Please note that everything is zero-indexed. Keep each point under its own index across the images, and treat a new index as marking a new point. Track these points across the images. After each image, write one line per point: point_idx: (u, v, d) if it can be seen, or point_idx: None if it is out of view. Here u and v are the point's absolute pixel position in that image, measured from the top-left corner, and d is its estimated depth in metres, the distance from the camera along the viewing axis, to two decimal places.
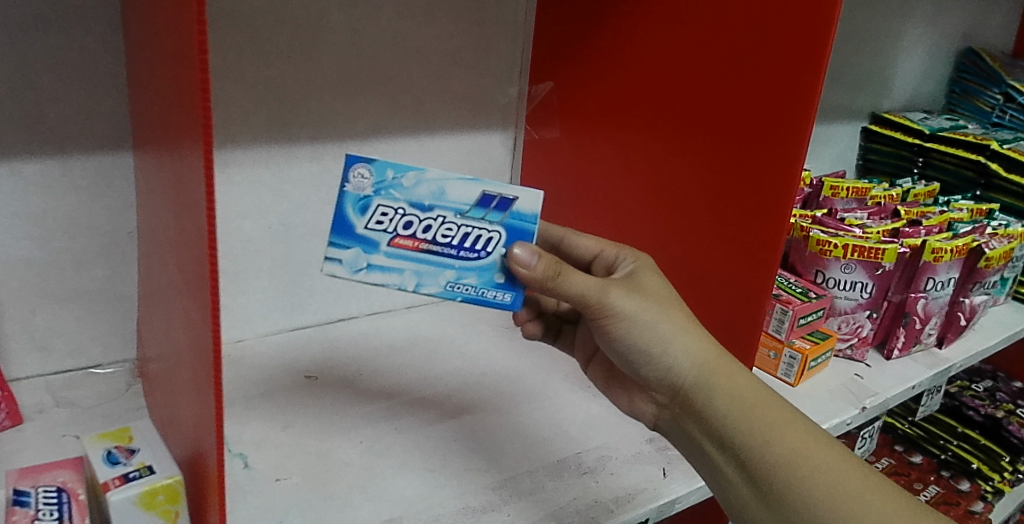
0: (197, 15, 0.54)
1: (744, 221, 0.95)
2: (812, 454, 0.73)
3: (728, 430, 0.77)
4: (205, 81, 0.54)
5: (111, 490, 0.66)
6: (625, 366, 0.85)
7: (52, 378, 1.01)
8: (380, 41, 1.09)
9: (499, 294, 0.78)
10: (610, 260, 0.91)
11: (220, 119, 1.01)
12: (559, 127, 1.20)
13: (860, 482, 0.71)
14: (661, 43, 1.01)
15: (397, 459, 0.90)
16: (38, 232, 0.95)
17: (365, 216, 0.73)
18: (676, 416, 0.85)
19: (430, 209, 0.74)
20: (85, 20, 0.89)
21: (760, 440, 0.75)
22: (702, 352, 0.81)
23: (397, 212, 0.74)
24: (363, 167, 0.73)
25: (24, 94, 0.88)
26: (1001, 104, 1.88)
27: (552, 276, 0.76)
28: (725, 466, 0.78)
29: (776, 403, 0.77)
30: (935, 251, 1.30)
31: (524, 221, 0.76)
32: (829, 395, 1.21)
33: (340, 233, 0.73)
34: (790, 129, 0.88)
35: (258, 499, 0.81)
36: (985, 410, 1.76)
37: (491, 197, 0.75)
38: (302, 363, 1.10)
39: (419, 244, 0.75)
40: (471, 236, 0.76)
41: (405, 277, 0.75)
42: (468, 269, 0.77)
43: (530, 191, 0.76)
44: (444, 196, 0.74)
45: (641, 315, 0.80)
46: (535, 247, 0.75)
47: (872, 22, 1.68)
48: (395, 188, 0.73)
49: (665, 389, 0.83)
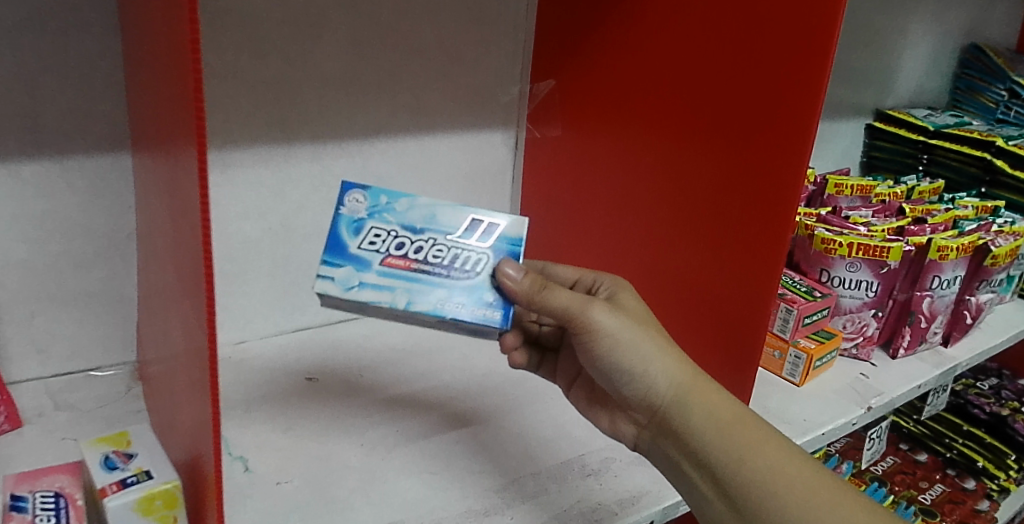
0: (188, 14, 0.53)
1: (737, 240, 0.95)
2: (785, 471, 0.73)
3: (703, 446, 0.77)
4: (197, 81, 0.54)
5: (108, 496, 0.66)
6: (606, 386, 0.84)
7: (52, 381, 1.00)
8: (380, 39, 1.08)
9: (488, 311, 0.74)
10: (589, 286, 0.92)
11: (219, 120, 1.00)
12: (559, 124, 1.20)
13: (833, 496, 0.71)
14: (660, 54, 1.01)
15: (399, 463, 0.89)
16: (36, 234, 0.94)
17: (358, 237, 0.74)
18: (654, 436, 0.84)
19: (422, 231, 0.76)
20: (82, 21, 0.88)
21: (735, 458, 0.74)
22: (681, 372, 0.80)
23: (389, 233, 0.75)
24: (358, 193, 0.76)
25: (21, 96, 0.87)
26: (1006, 100, 1.86)
27: (537, 292, 0.76)
28: (701, 483, 0.77)
29: (752, 421, 0.77)
30: (941, 249, 1.29)
31: (510, 244, 0.77)
32: (835, 396, 1.20)
33: (333, 253, 0.73)
34: (790, 146, 0.88)
35: (258, 503, 0.81)
36: (989, 408, 1.74)
37: (478, 222, 0.78)
38: (302, 365, 1.09)
39: (411, 264, 0.75)
40: (461, 258, 0.76)
41: (396, 295, 0.73)
42: (458, 288, 0.75)
43: (514, 218, 0.79)
44: (434, 220, 0.77)
45: (623, 332, 0.80)
46: (522, 264, 0.76)
47: (875, 19, 1.66)
48: (388, 212, 0.76)
49: (643, 409, 0.83)
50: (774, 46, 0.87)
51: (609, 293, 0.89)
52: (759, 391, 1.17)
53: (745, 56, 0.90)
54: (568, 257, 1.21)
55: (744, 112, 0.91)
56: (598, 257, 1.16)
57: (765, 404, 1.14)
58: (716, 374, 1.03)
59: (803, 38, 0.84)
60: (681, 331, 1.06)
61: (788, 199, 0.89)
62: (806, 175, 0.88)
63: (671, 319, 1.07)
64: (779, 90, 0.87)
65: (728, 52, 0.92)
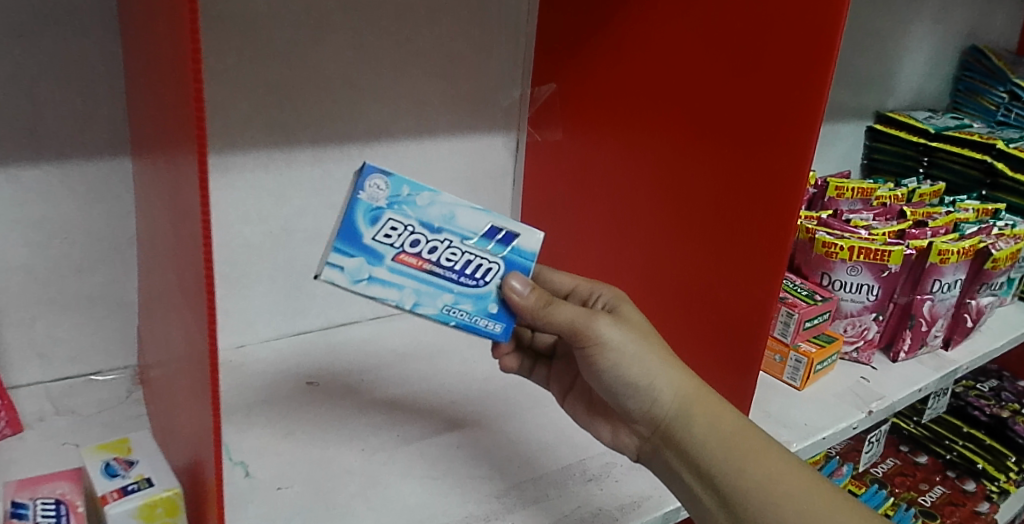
0: (189, 22, 0.53)
1: (736, 251, 0.95)
2: (787, 482, 0.74)
3: (705, 456, 0.77)
4: (199, 91, 0.54)
5: (109, 503, 0.65)
6: (608, 398, 0.84)
7: (53, 385, 1.00)
8: (381, 42, 1.08)
9: (490, 323, 0.77)
10: (586, 296, 0.91)
11: (220, 124, 1.00)
12: (560, 126, 1.19)
13: (830, 502, 0.72)
14: (661, 61, 1.01)
15: (400, 467, 0.89)
16: (37, 239, 0.94)
17: (374, 227, 0.71)
18: (656, 448, 0.84)
19: (438, 231, 0.73)
20: (81, 25, 0.88)
21: (735, 467, 0.75)
22: (684, 383, 0.81)
23: (406, 228, 0.72)
24: (380, 178, 0.71)
25: (21, 100, 0.87)
26: (1006, 103, 1.87)
27: (543, 307, 0.77)
28: (702, 493, 0.78)
29: (751, 429, 0.78)
30: (941, 253, 1.29)
31: (522, 257, 0.77)
32: (835, 400, 1.20)
33: (346, 240, 0.71)
34: (789, 157, 0.88)
35: (258, 508, 0.81)
36: (990, 409, 1.73)
37: (497, 230, 0.76)
38: (302, 369, 1.09)
39: (422, 263, 0.74)
40: (473, 264, 0.75)
41: (404, 295, 0.74)
42: (465, 295, 0.76)
43: (532, 231, 0.77)
44: (453, 220, 0.74)
45: (627, 346, 0.80)
46: (529, 279, 0.77)
47: (876, 22, 1.66)
48: (407, 205, 0.72)
49: (646, 421, 0.82)
50: (773, 56, 0.87)
51: (608, 305, 0.89)
52: (760, 395, 1.17)
53: (744, 65, 0.90)
54: (569, 263, 1.22)
55: (743, 123, 0.92)
56: (598, 261, 1.16)
57: (766, 408, 1.14)
58: (715, 384, 1.03)
59: (803, 49, 0.84)
60: (683, 337, 1.06)
61: (788, 204, 0.89)
62: (807, 180, 0.88)
63: (672, 325, 1.07)
64: (779, 98, 0.87)
65: (727, 60, 0.92)
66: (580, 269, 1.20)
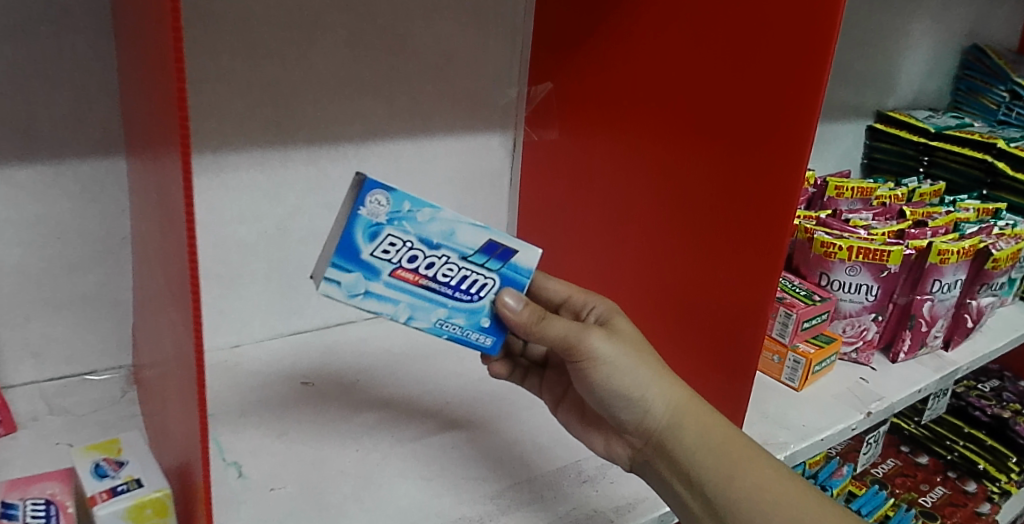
0: (172, 24, 0.53)
1: (730, 257, 0.95)
2: (773, 489, 0.75)
3: (695, 466, 0.78)
4: (182, 91, 0.54)
5: (98, 504, 0.65)
6: (600, 410, 0.84)
7: (47, 385, 1.00)
8: (377, 41, 1.08)
9: (482, 336, 0.78)
10: (579, 307, 0.90)
11: (215, 122, 1.00)
12: (557, 127, 1.18)
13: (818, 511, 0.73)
14: (654, 63, 1.01)
15: (393, 468, 0.89)
16: (30, 238, 0.93)
17: (373, 243, 0.69)
18: (648, 459, 0.84)
19: (437, 247, 0.72)
20: (75, 23, 0.87)
21: (724, 477, 0.76)
22: (677, 395, 0.81)
23: (404, 244, 0.70)
24: (381, 194, 0.68)
25: (14, 99, 0.87)
26: (1007, 102, 1.86)
27: (537, 321, 0.77)
28: (692, 502, 0.78)
29: (740, 439, 0.79)
30: (941, 253, 1.28)
31: (519, 273, 0.76)
32: (834, 401, 1.19)
33: (344, 256, 0.69)
34: (785, 158, 0.87)
35: (250, 509, 0.80)
36: (991, 410, 1.71)
37: (495, 246, 0.74)
38: (297, 369, 1.08)
39: (419, 278, 0.72)
40: (468, 279, 0.75)
41: (398, 309, 0.73)
42: (459, 310, 0.76)
43: (530, 247, 0.76)
44: (453, 237, 0.72)
45: (620, 360, 0.80)
46: (523, 295, 0.76)
47: (876, 20, 1.65)
48: (407, 221, 0.70)
49: (639, 433, 0.83)
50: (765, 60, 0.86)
51: (601, 317, 0.88)
52: (758, 395, 1.17)
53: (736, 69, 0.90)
54: (567, 266, 1.21)
55: (735, 129, 0.91)
56: (597, 265, 1.15)
57: (763, 410, 1.13)
58: (709, 391, 1.03)
59: (795, 57, 0.84)
60: (682, 343, 1.04)
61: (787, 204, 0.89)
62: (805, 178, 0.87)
63: (670, 330, 1.06)
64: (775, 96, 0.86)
65: (719, 64, 0.92)
66: (578, 272, 1.19)
